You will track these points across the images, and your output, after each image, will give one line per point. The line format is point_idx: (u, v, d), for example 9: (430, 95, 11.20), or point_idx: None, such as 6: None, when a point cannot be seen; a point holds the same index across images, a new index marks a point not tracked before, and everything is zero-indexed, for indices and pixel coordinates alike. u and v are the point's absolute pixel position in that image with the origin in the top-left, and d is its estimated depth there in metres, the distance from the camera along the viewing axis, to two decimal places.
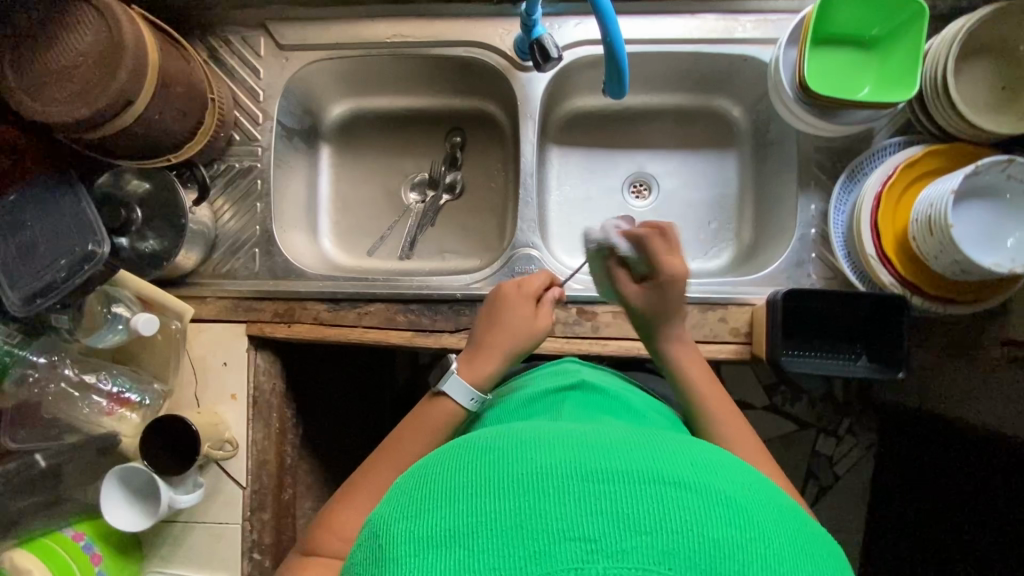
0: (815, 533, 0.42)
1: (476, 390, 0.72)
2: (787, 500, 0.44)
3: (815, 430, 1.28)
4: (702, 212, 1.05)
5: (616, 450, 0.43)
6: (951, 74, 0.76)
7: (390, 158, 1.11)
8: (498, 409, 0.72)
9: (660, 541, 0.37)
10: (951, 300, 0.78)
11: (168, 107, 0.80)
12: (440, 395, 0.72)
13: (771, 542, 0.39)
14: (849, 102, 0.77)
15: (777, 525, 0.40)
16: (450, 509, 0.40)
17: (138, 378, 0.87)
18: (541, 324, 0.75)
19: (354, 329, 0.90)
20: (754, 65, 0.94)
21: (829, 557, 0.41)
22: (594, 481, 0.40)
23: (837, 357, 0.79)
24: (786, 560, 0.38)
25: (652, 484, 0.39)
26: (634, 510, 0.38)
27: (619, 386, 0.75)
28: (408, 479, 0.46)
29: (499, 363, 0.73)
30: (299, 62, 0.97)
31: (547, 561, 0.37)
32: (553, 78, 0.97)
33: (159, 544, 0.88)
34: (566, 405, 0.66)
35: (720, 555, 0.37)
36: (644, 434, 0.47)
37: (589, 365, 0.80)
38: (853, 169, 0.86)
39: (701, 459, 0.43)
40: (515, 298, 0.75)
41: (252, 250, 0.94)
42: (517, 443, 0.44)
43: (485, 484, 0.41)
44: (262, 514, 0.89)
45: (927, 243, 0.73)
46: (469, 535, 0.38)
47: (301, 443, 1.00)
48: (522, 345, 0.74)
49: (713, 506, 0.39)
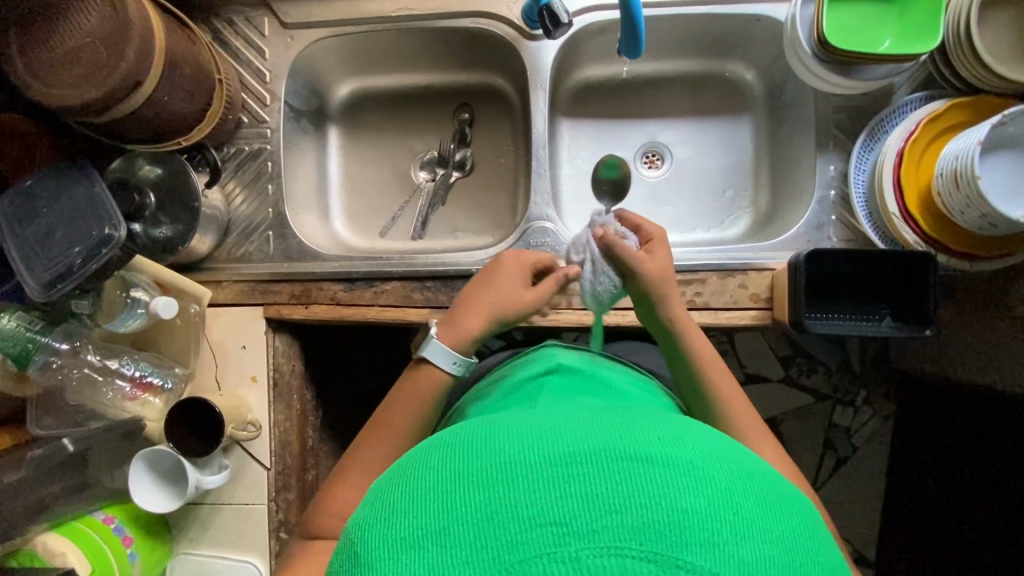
0: (786, 494, 0.42)
1: (460, 354, 0.71)
2: (757, 465, 0.44)
3: (833, 402, 1.26)
4: (716, 180, 1.03)
5: (582, 431, 0.42)
6: (975, 22, 0.74)
7: (398, 137, 1.09)
8: (481, 400, 0.73)
9: (631, 517, 0.36)
10: (975, 257, 0.76)
11: (177, 88, 0.80)
12: (422, 360, 0.72)
13: (740, 506, 0.38)
14: (870, 56, 0.76)
15: (746, 490, 0.39)
16: (422, 507, 0.40)
17: (160, 362, 0.88)
18: (535, 292, 0.73)
19: (371, 308, 0.90)
20: (768, 25, 0.92)
21: (798, 514, 0.41)
22: (562, 464, 0.39)
23: (861, 318, 0.78)
24: (756, 522, 0.38)
25: (619, 462, 0.39)
26: (603, 490, 0.37)
27: (598, 365, 0.76)
28: (383, 480, 0.45)
29: (487, 326, 0.72)
30: (304, 40, 0.96)
31: (519, 550, 0.36)
32: (562, 46, 0.95)
33: (188, 525, 0.90)
34: (545, 391, 0.66)
35: (690, 525, 0.36)
36: (612, 413, 0.46)
37: (571, 348, 0.82)
38: (873, 127, 0.84)
39: (667, 431, 0.42)
40: (510, 263, 0.75)
41: (266, 233, 0.94)
42: (485, 434, 0.43)
43: (454, 479, 0.40)
44: (287, 494, 0.91)
45: (953, 198, 0.71)
46: (441, 531, 0.38)
47: (320, 424, 1.01)
48: (503, 312, 0.72)
49: (681, 477, 0.38)
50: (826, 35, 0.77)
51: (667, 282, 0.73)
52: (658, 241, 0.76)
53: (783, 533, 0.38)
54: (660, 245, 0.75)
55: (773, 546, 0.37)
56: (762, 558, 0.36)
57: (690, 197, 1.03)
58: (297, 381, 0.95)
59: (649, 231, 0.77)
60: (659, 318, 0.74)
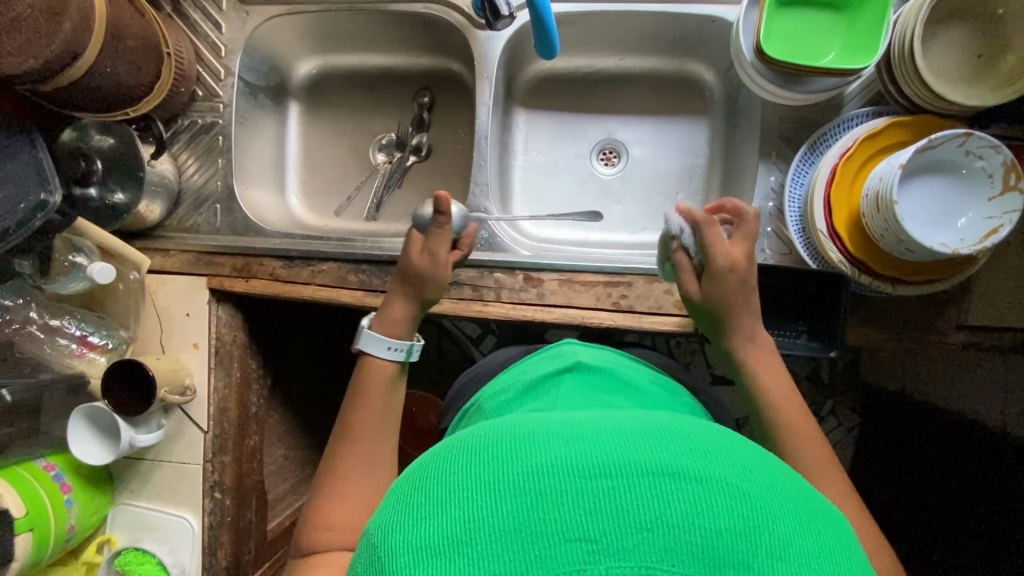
0: (819, 510, 0.38)
1: (395, 338, 0.70)
2: (794, 480, 0.40)
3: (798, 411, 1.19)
4: (671, 182, 1.02)
5: (613, 437, 0.38)
6: (918, 40, 0.71)
7: (361, 118, 1.11)
8: (496, 394, 0.66)
9: (662, 536, 0.33)
10: (899, 280, 0.75)
11: (121, 59, 0.81)
12: (361, 353, 0.70)
13: (776, 525, 0.35)
14: (807, 68, 0.73)
15: (782, 509, 0.36)
16: (444, 515, 0.36)
17: (105, 324, 0.93)
18: (436, 259, 0.71)
19: (308, 286, 0.92)
20: (723, 27, 0.90)
21: (837, 535, 0.38)
22: (590, 476, 0.35)
23: (778, 334, 0.81)
24: (793, 544, 0.34)
25: (650, 476, 0.35)
26: (632, 505, 0.34)
27: (615, 364, 0.70)
28: (401, 483, 0.42)
29: (407, 303, 0.72)
30: (260, 17, 0.97)
31: (547, 565, 0.33)
32: (512, 37, 0.94)
33: (129, 479, 0.96)
34: (562, 386, 0.61)
35: (725, 546, 0.33)
36: (642, 416, 0.42)
37: (588, 347, 0.77)
38: (815, 139, 0.82)
39: (697, 441, 0.39)
40: (407, 237, 0.73)
41: (214, 206, 0.97)
42: (508, 436, 0.40)
43: (477, 487, 0.37)
44: (223, 457, 0.95)
45: (875, 220, 0.70)
46: (465, 543, 0.35)
47: (265, 392, 1.05)
48: (405, 276, 0.72)
49: (713, 494, 0.35)
50: (764, 44, 0.75)
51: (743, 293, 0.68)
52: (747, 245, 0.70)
53: (823, 556, 0.35)
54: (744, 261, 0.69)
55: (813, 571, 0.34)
56: None
57: (643, 198, 1.02)
58: (239, 350, 0.98)
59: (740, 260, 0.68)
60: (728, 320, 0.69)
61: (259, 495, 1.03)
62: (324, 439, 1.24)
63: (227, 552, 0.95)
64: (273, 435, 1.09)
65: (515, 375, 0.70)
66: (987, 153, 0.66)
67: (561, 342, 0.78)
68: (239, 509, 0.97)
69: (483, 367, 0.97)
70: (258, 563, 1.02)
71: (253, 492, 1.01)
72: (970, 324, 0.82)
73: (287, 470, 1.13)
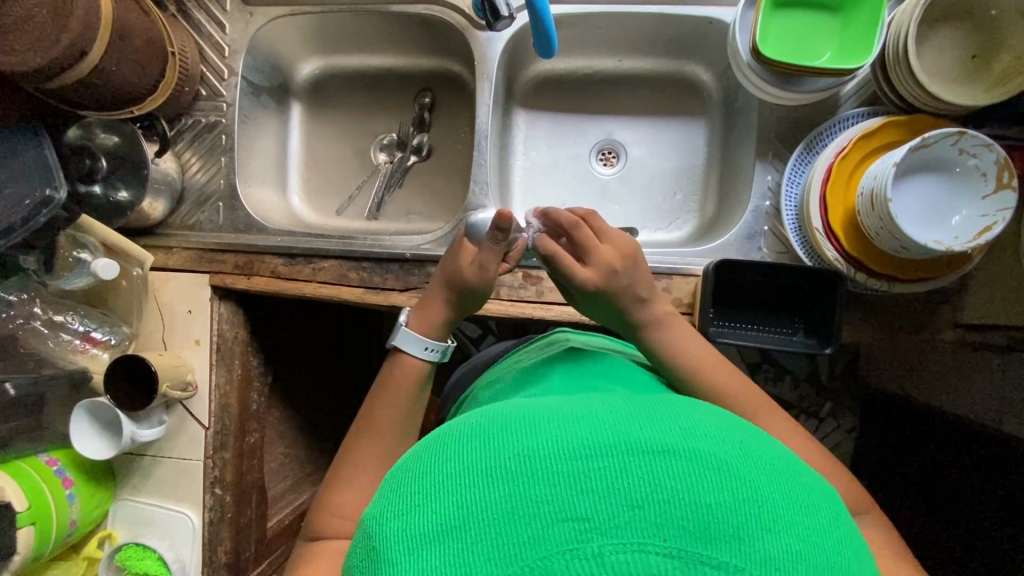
0: (808, 482, 0.39)
1: (432, 339, 0.70)
2: (783, 456, 0.40)
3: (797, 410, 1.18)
4: (669, 181, 1.03)
5: (604, 419, 0.39)
6: (912, 40, 0.71)
7: (362, 118, 1.12)
8: (492, 385, 0.67)
9: (652, 513, 0.34)
10: (893, 278, 0.76)
11: (127, 59, 0.83)
12: (395, 349, 0.70)
13: (766, 498, 0.35)
14: (803, 68, 0.74)
15: (772, 484, 0.36)
16: (440, 501, 0.37)
17: (108, 320, 0.94)
18: (485, 271, 0.68)
19: (309, 283, 0.93)
20: (720, 29, 0.91)
21: (827, 506, 0.38)
22: (581, 457, 0.36)
23: (776, 332, 0.82)
24: (783, 517, 0.35)
25: (640, 456, 0.36)
26: (623, 484, 0.35)
27: (610, 352, 0.70)
28: (397, 472, 0.42)
29: (449, 309, 0.70)
30: (263, 18, 0.98)
31: (540, 546, 0.33)
32: (511, 38, 0.95)
33: (130, 475, 0.96)
34: (557, 375, 0.62)
35: (715, 519, 0.34)
36: (632, 398, 0.43)
37: (584, 335, 0.78)
38: (811, 139, 0.83)
39: (686, 421, 0.40)
40: (458, 242, 0.70)
41: (217, 204, 0.98)
42: (499, 422, 0.40)
43: (471, 472, 0.37)
44: (224, 453, 0.95)
45: (870, 219, 0.71)
46: (460, 527, 0.35)
47: (266, 389, 1.06)
48: (450, 284, 0.69)
49: (702, 470, 0.35)
50: (760, 45, 0.76)
51: (618, 292, 0.64)
52: (610, 251, 0.65)
53: (814, 527, 0.35)
54: (588, 276, 0.64)
55: (802, 541, 0.34)
56: (791, 555, 0.33)
57: (643, 197, 1.03)
58: (241, 347, 0.98)
59: (602, 273, 0.64)
60: (617, 316, 0.66)
61: (259, 492, 1.03)
62: (324, 438, 1.25)
63: (227, 549, 0.96)
64: (274, 432, 1.09)
65: (512, 364, 0.71)
66: (980, 152, 0.67)
67: (555, 331, 0.79)
68: (239, 506, 0.98)
69: (481, 360, 0.98)
70: (257, 559, 1.03)
71: (254, 488, 1.01)
72: (964, 322, 0.82)
73: (288, 468, 1.13)
